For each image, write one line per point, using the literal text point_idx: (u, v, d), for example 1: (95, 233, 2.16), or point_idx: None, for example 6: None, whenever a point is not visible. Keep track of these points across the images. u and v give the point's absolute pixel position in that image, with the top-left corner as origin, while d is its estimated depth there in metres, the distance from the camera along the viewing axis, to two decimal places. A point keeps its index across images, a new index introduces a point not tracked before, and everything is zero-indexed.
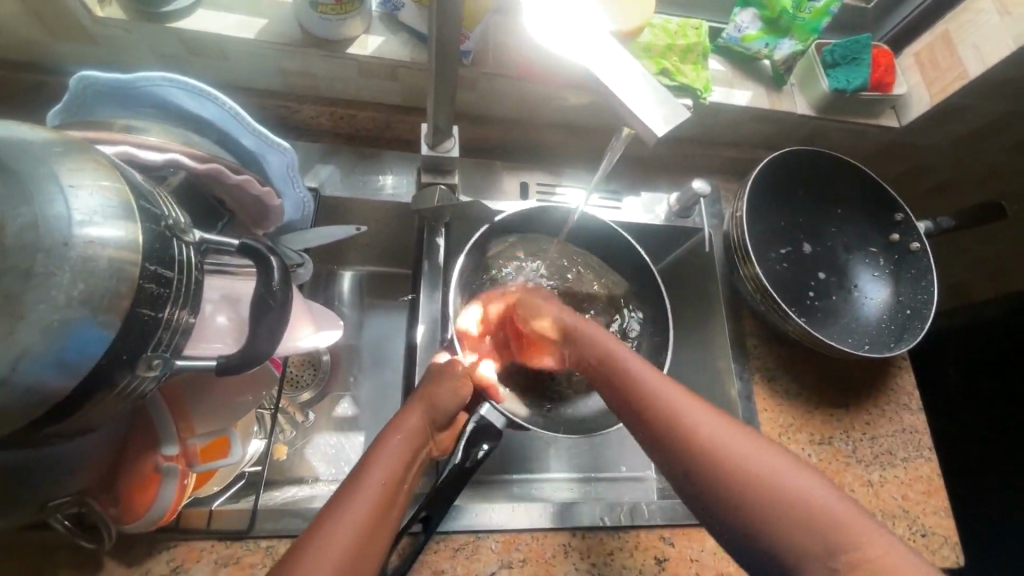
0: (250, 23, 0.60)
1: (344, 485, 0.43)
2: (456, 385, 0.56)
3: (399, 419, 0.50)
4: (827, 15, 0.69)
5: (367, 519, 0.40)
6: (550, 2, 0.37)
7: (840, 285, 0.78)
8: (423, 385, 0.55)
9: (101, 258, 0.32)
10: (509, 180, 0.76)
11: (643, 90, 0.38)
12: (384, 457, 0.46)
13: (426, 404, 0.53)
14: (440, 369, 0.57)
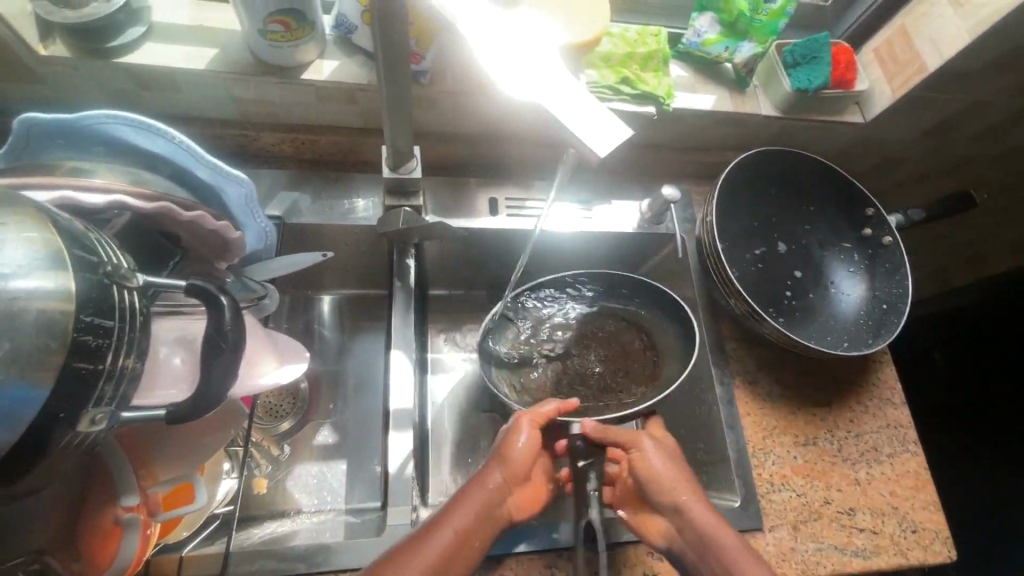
0: (200, 53, 0.59)
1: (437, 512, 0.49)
2: (526, 436, 0.54)
3: (480, 473, 0.52)
4: (783, 16, 0.68)
5: (441, 558, 0.46)
6: (492, 31, 0.37)
7: (816, 283, 0.78)
8: (503, 439, 0.55)
9: (28, 311, 0.30)
10: (480, 198, 0.76)
11: (588, 111, 0.37)
12: (462, 509, 0.49)
13: (501, 457, 0.53)
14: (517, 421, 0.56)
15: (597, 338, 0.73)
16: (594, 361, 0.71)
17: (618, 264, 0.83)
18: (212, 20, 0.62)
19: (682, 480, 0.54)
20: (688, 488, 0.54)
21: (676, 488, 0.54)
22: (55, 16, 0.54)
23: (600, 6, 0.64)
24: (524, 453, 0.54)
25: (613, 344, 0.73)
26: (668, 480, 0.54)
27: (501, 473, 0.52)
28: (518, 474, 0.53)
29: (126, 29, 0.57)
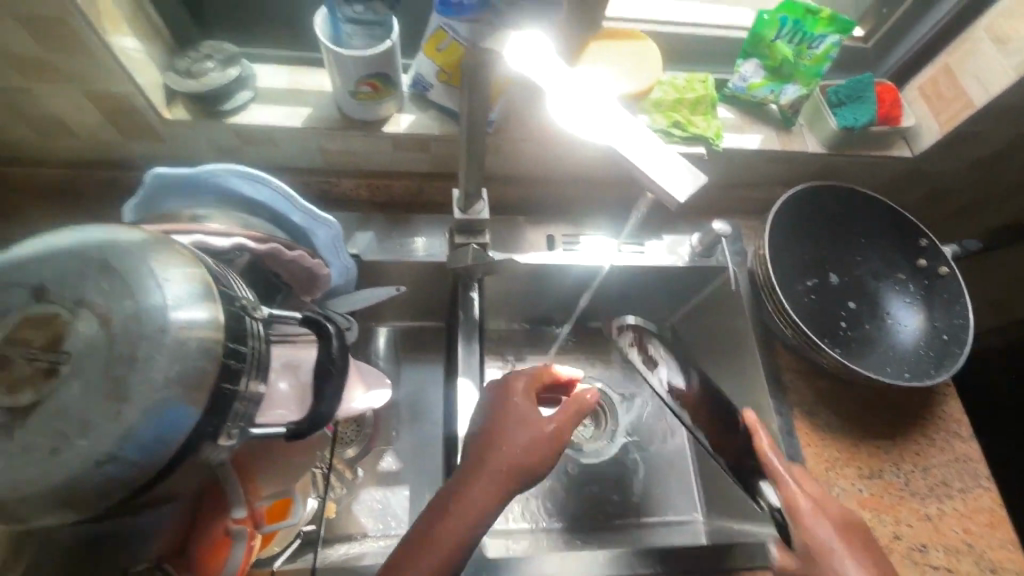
0: (296, 112, 0.67)
1: (449, 492, 0.51)
2: (523, 437, 0.53)
3: (480, 457, 0.52)
4: (827, 61, 0.73)
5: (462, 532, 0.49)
6: (573, 92, 0.42)
7: (871, 314, 0.79)
8: (501, 430, 0.54)
9: (191, 339, 0.36)
10: (535, 234, 0.81)
11: (663, 158, 0.41)
12: (470, 489, 0.50)
13: (496, 445, 0.53)
14: (527, 413, 0.55)
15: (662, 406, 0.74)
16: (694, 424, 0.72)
17: (668, 296, 0.86)
18: (305, 83, 0.70)
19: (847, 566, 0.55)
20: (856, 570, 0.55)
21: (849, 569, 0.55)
22: (181, 86, 0.63)
23: (652, 56, 0.68)
24: (535, 445, 0.53)
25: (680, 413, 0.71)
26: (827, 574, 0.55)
27: (498, 471, 0.51)
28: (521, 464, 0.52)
29: (237, 94, 0.66)
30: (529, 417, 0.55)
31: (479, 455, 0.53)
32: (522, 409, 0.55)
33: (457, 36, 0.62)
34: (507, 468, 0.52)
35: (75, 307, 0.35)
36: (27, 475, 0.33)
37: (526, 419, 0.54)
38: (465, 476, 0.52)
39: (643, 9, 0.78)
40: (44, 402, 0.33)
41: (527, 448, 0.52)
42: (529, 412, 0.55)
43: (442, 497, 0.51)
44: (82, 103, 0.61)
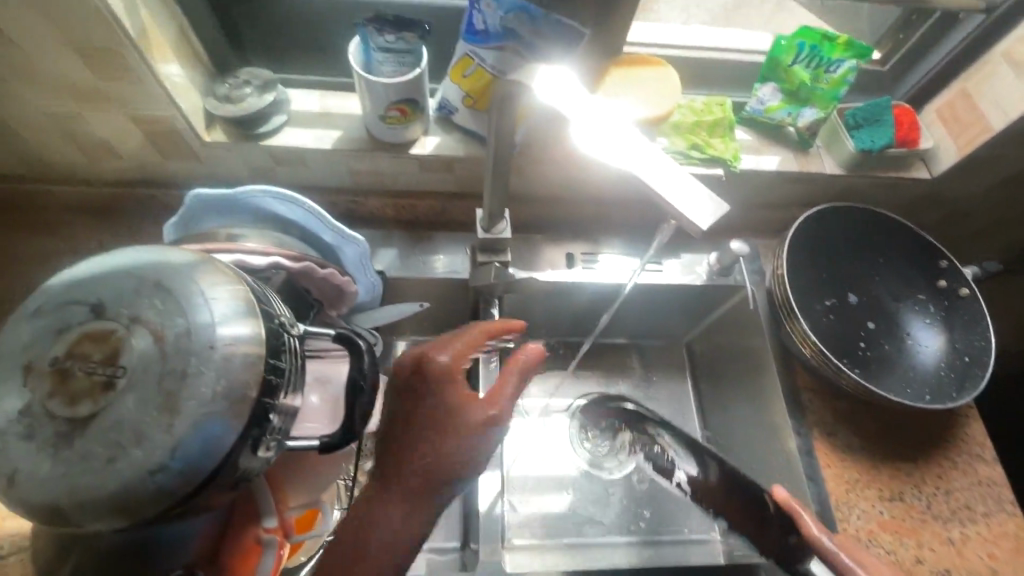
0: (327, 135, 0.70)
1: (367, 501, 0.42)
2: (452, 431, 0.44)
3: (401, 457, 0.43)
4: (844, 84, 0.74)
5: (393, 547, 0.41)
6: (599, 122, 0.44)
7: (891, 334, 0.79)
8: (426, 426, 0.44)
9: (237, 355, 0.38)
10: (554, 252, 0.82)
11: (687, 187, 0.42)
12: (392, 497, 0.42)
13: (420, 443, 0.43)
14: (454, 405, 0.45)
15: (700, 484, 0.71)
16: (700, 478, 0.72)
17: (686, 313, 0.87)
18: (336, 106, 0.73)
19: None
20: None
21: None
22: (221, 111, 0.66)
23: (669, 80, 0.70)
24: (462, 451, 0.43)
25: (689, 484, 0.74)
26: None
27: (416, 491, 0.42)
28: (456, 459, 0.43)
29: (272, 118, 0.69)
30: (457, 413, 0.44)
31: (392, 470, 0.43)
32: (449, 396, 0.45)
33: (483, 63, 0.65)
34: (435, 466, 0.43)
35: (130, 324, 0.37)
36: (86, 483, 0.35)
37: (453, 415, 0.44)
38: (375, 501, 0.42)
39: (662, 34, 0.80)
40: (102, 413, 0.35)
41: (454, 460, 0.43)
42: (457, 396, 0.45)
43: (348, 526, 0.42)
44: (128, 127, 0.65)
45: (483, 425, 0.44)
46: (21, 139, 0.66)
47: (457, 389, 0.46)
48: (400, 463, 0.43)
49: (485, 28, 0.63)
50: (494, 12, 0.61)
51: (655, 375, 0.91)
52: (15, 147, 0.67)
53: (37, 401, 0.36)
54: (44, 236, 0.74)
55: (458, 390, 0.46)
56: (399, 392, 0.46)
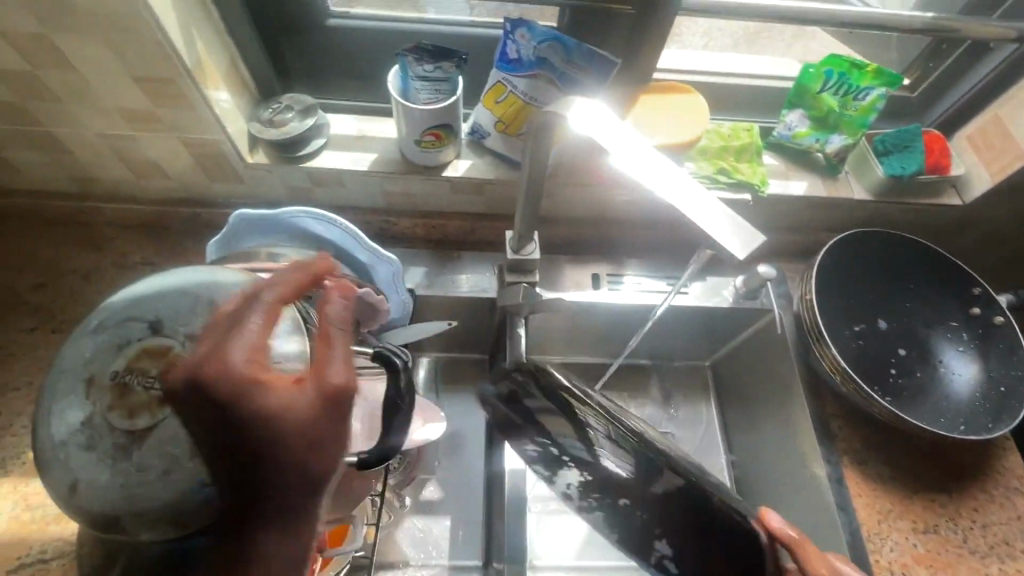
0: (364, 158, 0.73)
1: (231, 563, 0.33)
2: (286, 445, 0.32)
3: (245, 500, 0.33)
4: (873, 112, 0.74)
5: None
6: (639, 154, 0.45)
7: (923, 362, 0.77)
8: (251, 457, 0.32)
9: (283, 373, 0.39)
10: (581, 273, 0.83)
11: (723, 217, 0.43)
12: (263, 543, 0.33)
13: (257, 474, 0.33)
14: (270, 417, 0.32)
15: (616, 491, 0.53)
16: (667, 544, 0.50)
17: (711, 336, 0.87)
18: (372, 131, 0.76)
19: None
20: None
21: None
22: (266, 135, 0.69)
23: (698, 104, 0.71)
24: (311, 454, 0.33)
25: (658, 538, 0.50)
26: None
27: (281, 518, 0.33)
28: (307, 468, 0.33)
29: (313, 141, 0.72)
30: (278, 419, 0.32)
31: (242, 509, 0.33)
32: (254, 413, 0.32)
33: (516, 91, 0.68)
34: (289, 487, 0.33)
35: (186, 342, 0.39)
36: (143, 494, 0.36)
37: (277, 427, 0.32)
38: (245, 549, 0.33)
39: (690, 62, 0.82)
40: (159, 426, 0.37)
41: (306, 471, 0.33)
42: (263, 404, 0.32)
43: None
44: (177, 149, 0.68)
45: (327, 413, 0.33)
46: (76, 160, 0.69)
47: (267, 392, 0.32)
48: (244, 500, 0.33)
49: (519, 58, 0.65)
50: (528, 42, 0.64)
51: (680, 397, 0.90)
52: (71, 167, 0.71)
53: (97, 414, 0.38)
54: (92, 251, 0.77)
55: (262, 399, 0.32)
56: (194, 421, 0.33)
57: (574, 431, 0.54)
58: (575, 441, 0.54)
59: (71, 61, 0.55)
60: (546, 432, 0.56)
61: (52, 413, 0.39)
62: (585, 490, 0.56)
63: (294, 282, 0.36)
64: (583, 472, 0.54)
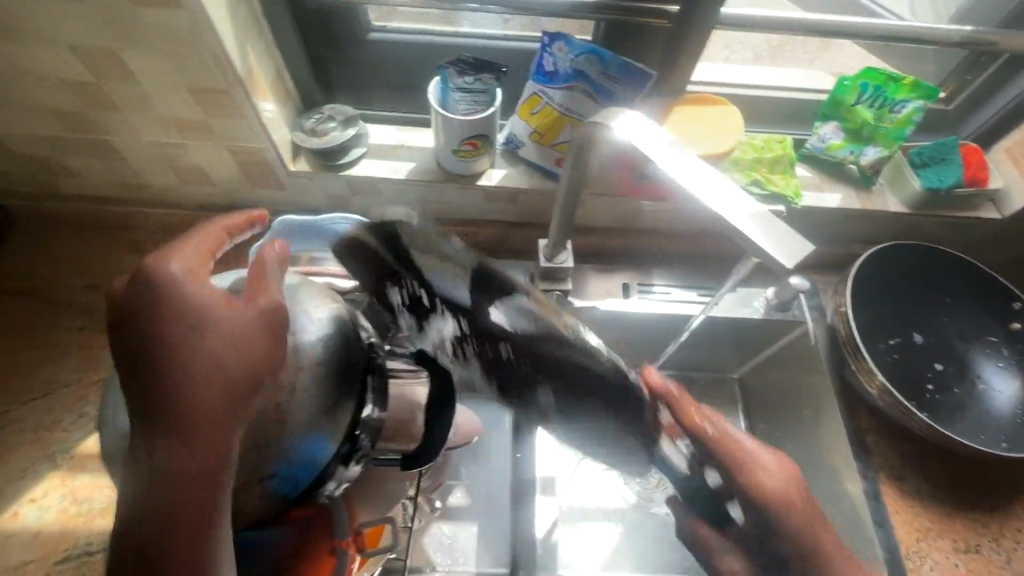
0: (402, 167, 0.75)
1: (146, 494, 0.31)
2: (214, 356, 0.31)
3: (160, 420, 0.30)
4: (910, 124, 0.74)
5: (204, 520, 0.31)
6: (686, 167, 0.46)
7: (961, 377, 0.76)
8: (172, 370, 0.31)
9: (333, 373, 0.42)
10: (611, 282, 0.84)
11: (772, 228, 0.43)
12: (182, 470, 0.31)
13: (177, 390, 0.30)
14: (199, 325, 0.31)
15: (485, 336, 0.48)
16: (544, 388, 0.49)
17: (740, 347, 0.86)
18: (410, 141, 0.78)
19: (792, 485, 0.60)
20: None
21: (796, 514, 0.59)
22: (309, 144, 0.71)
23: (733, 116, 0.70)
24: (243, 371, 0.32)
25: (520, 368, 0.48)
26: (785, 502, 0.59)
27: (201, 440, 0.31)
28: (235, 388, 0.31)
29: (352, 150, 0.74)
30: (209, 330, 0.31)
31: (156, 422, 0.30)
32: (181, 319, 0.31)
33: (552, 102, 0.69)
34: (213, 407, 0.31)
35: None
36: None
37: (208, 331, 0.31)
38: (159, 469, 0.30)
39: (722, 74, 0.82)
40: None
41: (241, 379, 0.32)
42: (190, 309, 0.31)
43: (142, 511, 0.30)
44: (225, 157, 0.70)
45: (268, 326, 0.33)
46: (129, 167, 0.72)
47: (197, 300, 0.31)
48: (155, 422, 0.30)
49: (555, 70, 0.67)
50: (565, 56, 0.66)
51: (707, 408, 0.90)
52: (124, 174, 0.74)
53: None
54: (137, 254, 0.80)
55: (189, 305, 0.31)
56: (118, 334, 0.31)
57: (457, 272, 0.48)
58: (465, 297, 0.48)
59: (134, 73, 0.58)
60: (427, 280, 0.47)
61: (117, 407, 0.41)
62: (459, 340, 0.49)
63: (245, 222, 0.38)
64: (459, 323, 0.48)
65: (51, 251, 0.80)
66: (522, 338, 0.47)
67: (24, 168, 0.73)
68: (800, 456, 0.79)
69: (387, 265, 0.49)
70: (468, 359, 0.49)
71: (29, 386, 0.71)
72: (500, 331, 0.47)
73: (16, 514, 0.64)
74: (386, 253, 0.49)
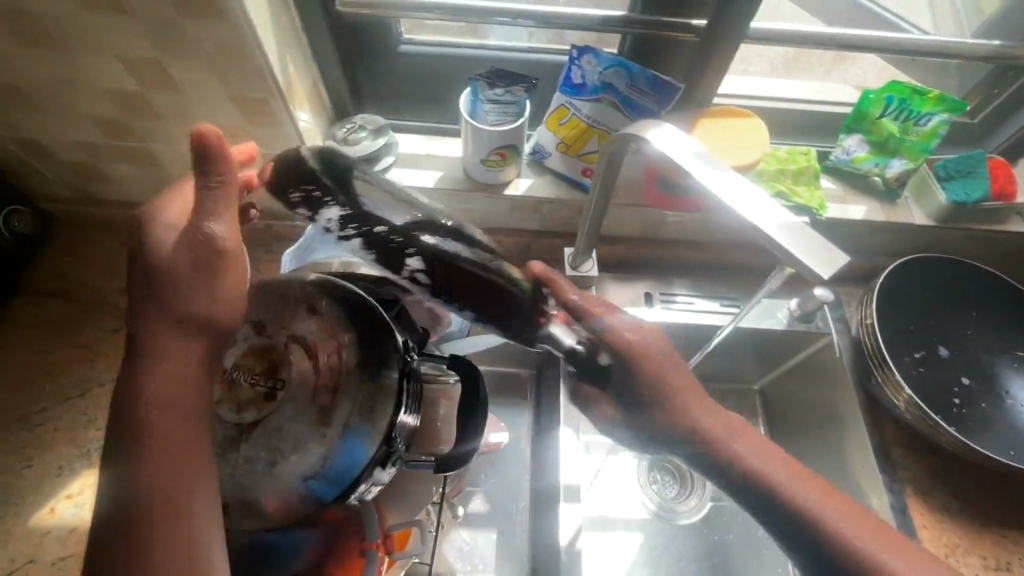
0: (430, 176, 0.77)
1: (128, 394, 0.40)
2: (169, 283, 0.40)
3: (143, 334, 0.40)
4: (936, 137, 0.74)
5: (166, 421, 0.39)
6: (722, 180, 0.47)
7: (988, 392, 0.76)
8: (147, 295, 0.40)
9: (372, 373, 0.43)
10: (634, 290, 0.84)
11: (808, 239, 0.43)
12: (150, 376, 0.40)
13: (153, 311, 0.40)
14: (160, 259, 0.40)
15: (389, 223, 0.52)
16: (418, 257, 0.51)
17: (762, 358, 0.86)
18: (438, 151, 0.80)
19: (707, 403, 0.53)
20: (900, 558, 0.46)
21: (674, 384, 0.53)
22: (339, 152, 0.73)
23: (759, 129, 0.71)
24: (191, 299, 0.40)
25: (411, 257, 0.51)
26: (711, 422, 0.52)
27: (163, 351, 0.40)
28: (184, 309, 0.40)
29: (383, 158, 0.76)
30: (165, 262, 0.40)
31: (133, 347, 0.40)
32: (152, 251, 0.40)
33: (579, 114, 0.71)
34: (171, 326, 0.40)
35: (288, 343, 0.44)
36: (254, 481, 0.41)
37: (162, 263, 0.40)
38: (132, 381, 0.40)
39: (746, 86, 0.83)
40: (265, 420, 0.42)
41: (184, 308, 0.40)
42: (157, 244, 0.40)
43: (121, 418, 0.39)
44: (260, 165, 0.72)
45: (197, 260, 0.40)
46: (167, 173, 0.74)
47: (162, 238, 0.41)
48: (138, 336, 0.40)
49: (583, 82, 0.68)
50: (594, 68, 0.67)
51: None
52: (161, 180, 0.76)
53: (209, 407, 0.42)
54: None
55: (157, 240, 0.41)
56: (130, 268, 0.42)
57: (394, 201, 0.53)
58: (429, 238, 0.51)
59: (178, 83, 0.60)
60: (356, 199, 0.52)
61: None
62: (347, 223, 0.53)
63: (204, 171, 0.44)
64: (344, 205, 0.52)
65: (89, 254, 0.82)
66: (450, 254, 0.51)
67: (67, 173, 0.75)
68: (824, 469, 0.79)
69: (316, 175, 0.51)
70: (358, 241, 0.54)
71: (64, 386, 0.73)
72: (424, 243, 0.50)
73: (52, 510, 0.65)
74: (319, 170, 0.51)
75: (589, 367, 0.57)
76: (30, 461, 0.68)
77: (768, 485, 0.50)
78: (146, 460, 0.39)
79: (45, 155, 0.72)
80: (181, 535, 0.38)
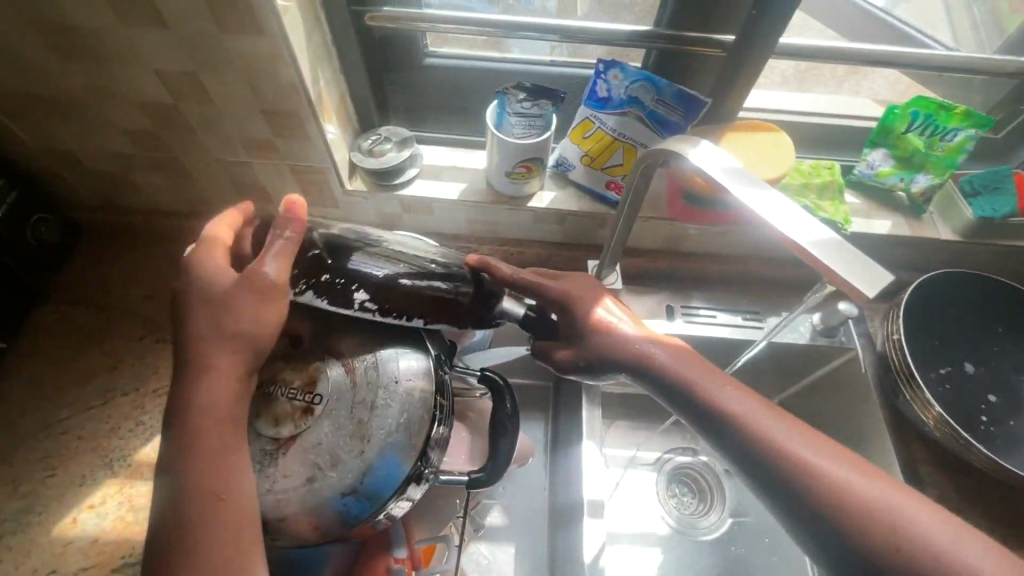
0: (453, 187, 0.77)
1: (177, 404, 0.41)
2: (224, 303, 0.41)
3: (196, 347, 0.41)
4: (962, 153, 0.74)
5: (210, 433, 0.40)
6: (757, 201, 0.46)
7: (1016, 410, 0.75)
8: (200, 312, 0.42)
9: (410, 388, 0.44)
10: (654, 303, 0.84)
11: (847, 255, 0.43)
12: (198, 387, 0.40)
13: (205, 327, 0.41)
14: (219, 281, 0.42)
15: (359, 279, 0.43)
16: (376, 300, 0.43)
17: (783, 373, 0.86)
18: (462, 163, 0.80)
19: (697, 363, 0.50)
20: (889, 500, 0.40)
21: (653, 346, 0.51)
22: (365, 163, 0.73)
23: (784, 143, 0.71)
24: (239, 319, 0.41)
25: (372, 306, 0.43)
26: (689, 373, 0.49)
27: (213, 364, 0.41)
28: (232, 327, 0.41)
29: (407, 170, 0.76)
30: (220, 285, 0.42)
31: (186, 358, 0.42)
32: (204, 276, 0.43)
33: (604, 127, 0.71)
34: (219, 341, 0.41)
35: (327, 357, 0.45)
36: (291, 496, 0.41)
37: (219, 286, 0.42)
38: (179, 401, 0.41)
39: (769, 101, 0.83)
40: (303, 434, 0.42)
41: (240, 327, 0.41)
42: (211, 269, 0.43)
43: (170, 435, 0.40)
44: (285, 176, 0.73)
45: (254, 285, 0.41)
46: (193, 183, 0.75)
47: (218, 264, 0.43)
48: (191, 348, 0.41)
49: (609, 96, 0.68)
50: (620, 82, 0.67)
51: None
52: (189, 191, 0.77)
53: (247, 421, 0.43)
54: None
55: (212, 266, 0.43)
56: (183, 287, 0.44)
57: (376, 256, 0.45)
58: (378, 272, 0.44)
59: (211, 95, 0.60)
60: (330, 259, 0.44)
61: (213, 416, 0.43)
62: (300, 278, 0.43)
63: (233, 226, 0.48)
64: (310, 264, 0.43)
65: (116, 263, 0.83)
66: (411, 285, 0.44)
67: (95, 182, 0.76)
68: None
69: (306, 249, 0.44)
70: (311, 296, 0.42)
71: (88, 394, 0.73)
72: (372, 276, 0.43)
73: (75, 520, 0.65)
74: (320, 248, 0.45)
75: (541, 328, 0.57)
76: (54, 470, 0.68)
77: (765, 445, 0.44)
78: (192, 469, 0.39)
79: (73, 164, 0.73)
80: (214, 552, 0.38)
